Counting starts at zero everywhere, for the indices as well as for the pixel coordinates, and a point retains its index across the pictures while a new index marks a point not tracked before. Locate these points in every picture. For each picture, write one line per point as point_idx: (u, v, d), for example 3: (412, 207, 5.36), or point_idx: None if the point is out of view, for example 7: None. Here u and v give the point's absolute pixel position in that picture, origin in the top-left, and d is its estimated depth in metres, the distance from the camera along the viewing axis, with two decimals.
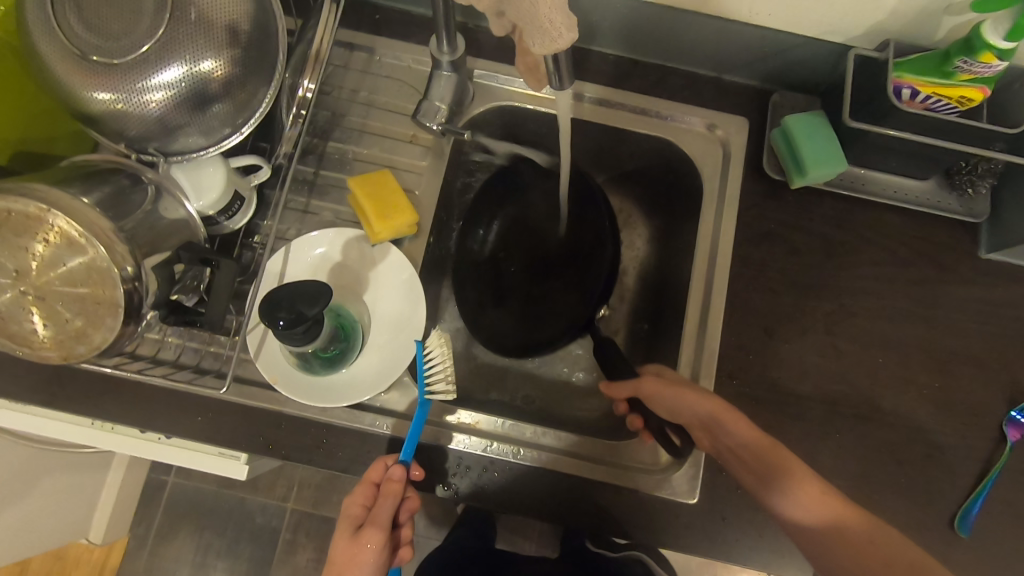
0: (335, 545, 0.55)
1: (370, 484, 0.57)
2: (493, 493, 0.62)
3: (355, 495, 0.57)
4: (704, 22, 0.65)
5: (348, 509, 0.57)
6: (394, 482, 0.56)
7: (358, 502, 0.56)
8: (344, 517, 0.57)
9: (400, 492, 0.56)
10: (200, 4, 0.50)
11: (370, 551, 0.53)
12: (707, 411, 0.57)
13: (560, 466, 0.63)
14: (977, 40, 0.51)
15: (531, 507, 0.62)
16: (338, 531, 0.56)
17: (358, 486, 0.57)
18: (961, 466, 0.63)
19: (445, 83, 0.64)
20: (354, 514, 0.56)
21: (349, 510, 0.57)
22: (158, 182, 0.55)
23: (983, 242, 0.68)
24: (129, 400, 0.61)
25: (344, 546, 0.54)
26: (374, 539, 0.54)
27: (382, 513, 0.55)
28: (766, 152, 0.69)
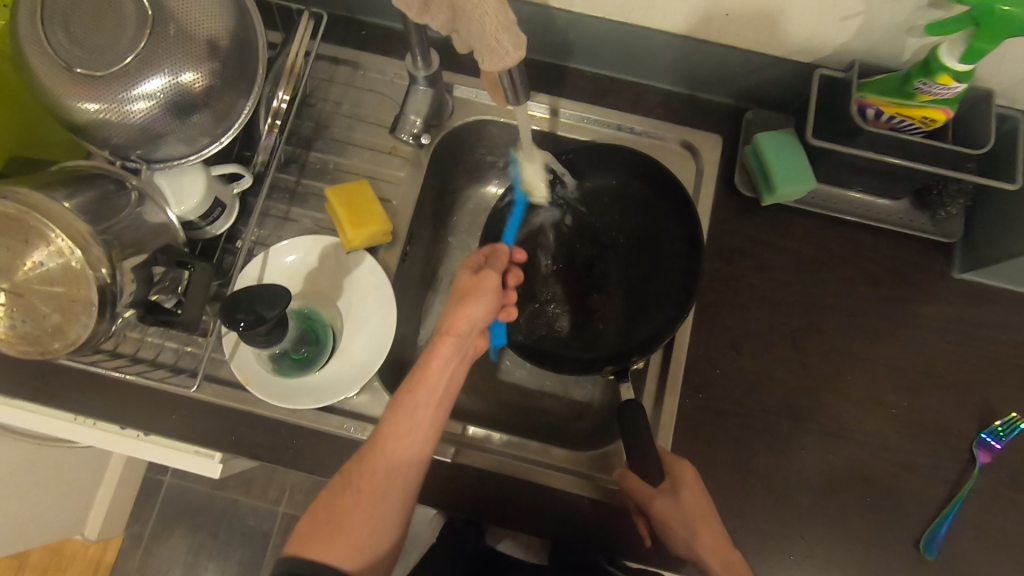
0: (474, 317, 0.55)
1: (466, 296, 0.56)
2: (456, 497, 0.63)
3: (457, 321, 0.55)
4: (674, 41, 0.66)
5: (458, 300, 0.56)
6: (499, 256, 0.60)
7: (454, 350, 0.54)
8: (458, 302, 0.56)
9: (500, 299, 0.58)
10: (181, 20, 0.53)
11: (456, 386, 0.54)
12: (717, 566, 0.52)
13: (523, 472, 0.64)
14: (935, 63, 0.52)
15: (493, 512, 0.63)
16: (421, 375, 0.53)
17: (463, 315, 0.55)
18: (930, 487, 0.62)
19: (421, 97, 0.66)
20: (453, 349, 0.54)
21: (460, 328, 0.55)
22: (141, 187, 0.58)
23: (957, 261, 0.68)
24: (110, 396, 0.63)
25: (431, 395, 0.53)
26: (510, 301, 0.62)
27: (498, 277, 0.57)
28: (739, 169, 0.70)
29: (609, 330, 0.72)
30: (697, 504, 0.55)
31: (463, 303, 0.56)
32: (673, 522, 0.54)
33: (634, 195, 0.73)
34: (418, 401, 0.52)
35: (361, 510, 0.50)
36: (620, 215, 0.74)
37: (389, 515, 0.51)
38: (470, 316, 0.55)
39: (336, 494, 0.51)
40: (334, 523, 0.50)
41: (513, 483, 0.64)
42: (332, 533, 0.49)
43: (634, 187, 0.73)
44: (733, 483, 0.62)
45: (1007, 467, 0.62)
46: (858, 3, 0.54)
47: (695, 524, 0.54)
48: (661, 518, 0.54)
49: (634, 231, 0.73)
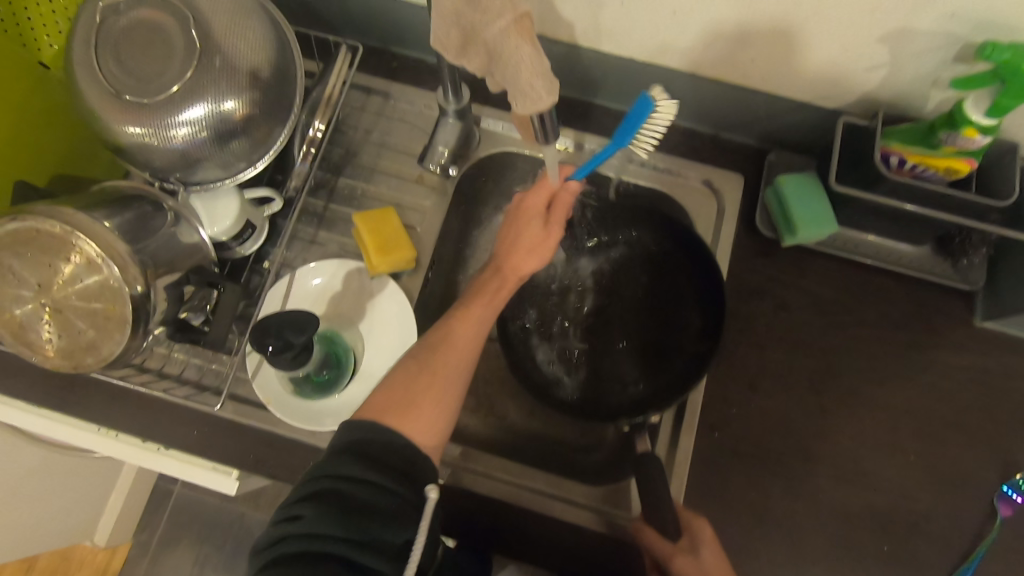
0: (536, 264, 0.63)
1: (535, 246, 0.62)
2: (467, 525, 0.64)
3: (530, 264, 0.62)
4: (699, 83, 0.67)
5: (527, 240, 0.62)
6: (565, 196, 0.63)
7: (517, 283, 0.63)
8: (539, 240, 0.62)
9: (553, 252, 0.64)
10: (226, 53, 0.55)
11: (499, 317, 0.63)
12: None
13: (534, 504, 0.64)
14: (960, 117, 0.53)
15: (503, 544, 0.63)
16: (487, 313, 0.60)
17: (537, 256, 0.62)
18: (948, 538, 0.61)
19: (450, 128, 0.68)
20: (514, 284, 0.63)
21: (525, 271, 0.63)
22: (178, 209, 0.60)
23: (979, 309, 0.68)
24: (134, 409, 0.64)
25: (489, 322, 0.60)
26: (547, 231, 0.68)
27: (564, 218, 0.64)
28: (759, 210, 0.70)
29: (631, 389, 0.71)
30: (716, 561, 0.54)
31: (527, 248, 0.62)
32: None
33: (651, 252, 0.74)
34: (480, 333, 0.59)
35: (434, 400, 0.53)
36: (642, 273, 0.74)
37: (454, 403, 0.55)
38: (536, 263, 0.63)
39: (413, 381, 0.54)
40: (410, 408, 0.52)
41: (523, 515, 0.64)
42: (409, 413, 0.51)
43: (653, 246, 0.73)
44: (747, 525, 0.62)
45: None
46: (884, 54, 0.55)
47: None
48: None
49: (651, 289, 0.74)
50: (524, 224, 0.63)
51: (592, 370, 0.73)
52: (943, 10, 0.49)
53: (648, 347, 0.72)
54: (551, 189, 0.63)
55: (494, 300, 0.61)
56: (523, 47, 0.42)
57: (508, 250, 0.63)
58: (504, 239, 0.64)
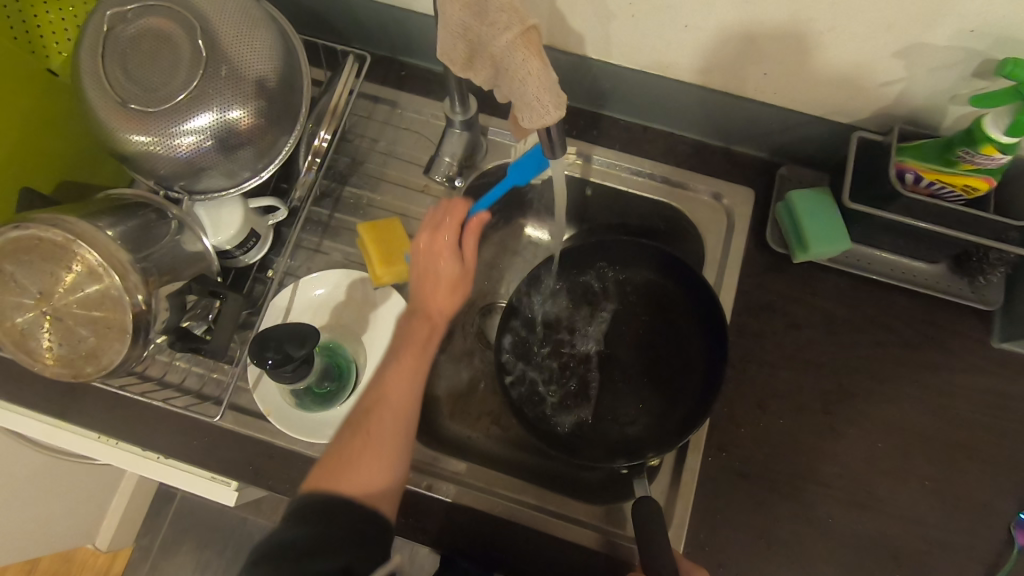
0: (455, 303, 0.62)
1: (455, 282, 0.62)
2: (466, 546, 0.62)
3: (445, 302, 0.61)
4: (710, 96, 0.66)
5: (439, 274, 0.61)
6: (473, 224, 0.61)
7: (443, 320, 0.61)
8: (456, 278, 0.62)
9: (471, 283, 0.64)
10: (233, 62, 0.55)
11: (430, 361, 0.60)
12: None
13: (535, 522, 0.63)
14: (979, 133, 0.51)
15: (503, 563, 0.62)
16: (411, 355, 0.59)
17: (445, 294, 0.61)
18: (963, 567, 0.59)
19: (456, 139, 0.67)
20: (438, 326, 0.61)
21: (446, 306, 0.61)
22: (182, 217, 0.59)
23: (996, 330, 0.66)
24: (135, 416, 0.64)
25: (417, 368, 0.58)
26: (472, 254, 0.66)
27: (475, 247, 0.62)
28: (770, 225, 0.69)
29: (626, 429, 0.70)
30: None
31: (439, 282, 0.61)
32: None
33: (657, 288, 0.74)
34: (409, 378, 0.57)
35: (371, 452, 0.53)
36: (643, 310, 0.75)
37: (399, 457, 0.54)
38: (448, 300, 0.62)
39: (345, 446, 0.53)
40: (344, 468, 0.52)
41: (524, 532, 0.62)
42: (343, 474, 0.51)
43: (657, 282, 0.74)
44: (754, 548, 0.60)
45: None
46: (900, 69, 0.54)
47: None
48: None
49: (649, 329, 0.74)
50: (435, 264, 0.61)
51: (588, 410, 0.72)
52: (963, 25, 0.48)
53: (647, 387, 0.72)
54: (456, 219, 0.61)
55: (420, 348, 0.59)
56: (530, 61, 0.41)
57: (426, 295, 0.61)
58: (421, 281, 0.62)
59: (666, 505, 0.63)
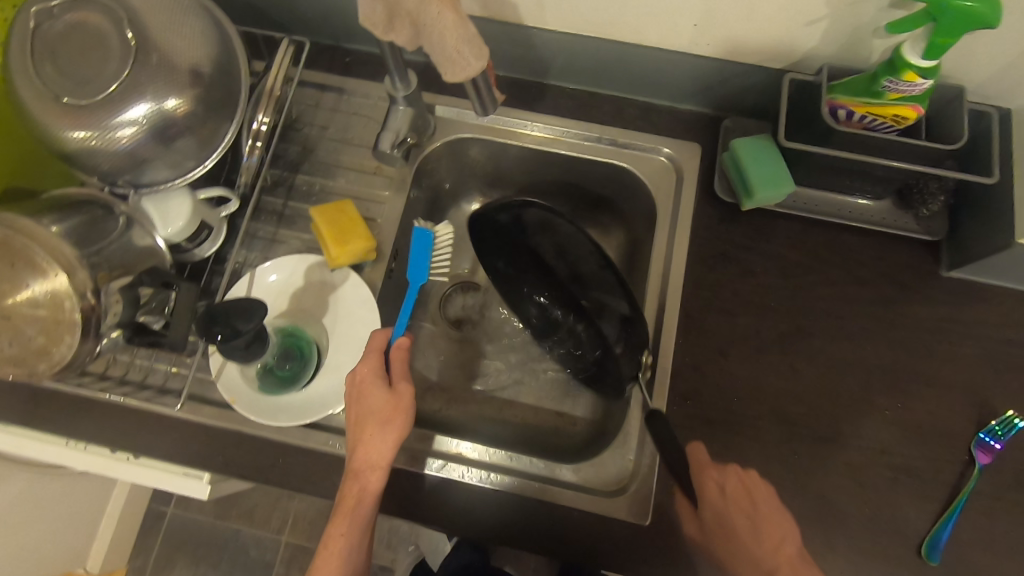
0: (384, 451, 0.55)
1: (385, 417, 0.56)
2: (449, 509, 0.62)
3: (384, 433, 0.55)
4: (646, 53, 0.67)
5: (369, 438, 0.55)
6: (399, 353, 0.61)
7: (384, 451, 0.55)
8: (375, 462, 0.55)
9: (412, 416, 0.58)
10: (164, 50, 0.55)
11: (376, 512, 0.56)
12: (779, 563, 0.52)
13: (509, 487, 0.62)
14: (899, 61, 0.53)
15: (480, 529, 0.61)
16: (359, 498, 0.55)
17: (381, 436, 0.55)
18: (929, 490, 0.60)
19: (400, 116, 0.67)
20: (374, 484, 0.55)
21: (376, 460, 0.55)
22: (130, 213, 0.60)
23: (943, 259, 0.67)
24: (99, 418, 0.63)
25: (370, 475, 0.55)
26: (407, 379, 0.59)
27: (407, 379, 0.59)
28: (718, 176, 0.70)
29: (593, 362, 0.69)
30: (738, 491, 0.56)
31: (370, 438, 0.55)
32: (741, 532, 0.54)
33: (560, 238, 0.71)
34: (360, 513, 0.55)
35: None
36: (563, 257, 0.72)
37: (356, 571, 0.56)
38: (381, 444, 0.55)
39: None
40: None
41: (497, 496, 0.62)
42: None
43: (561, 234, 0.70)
44: None
45: (1007, 468, 0.61)
46: (822, 6, 0.55)
47: (758, 514, 0.54)
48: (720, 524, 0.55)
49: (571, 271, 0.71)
50: (362, 398, 0.57)
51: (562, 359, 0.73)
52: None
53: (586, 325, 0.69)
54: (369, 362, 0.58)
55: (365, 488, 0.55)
56: (445, 15, 0.42)
57: (359, 478, 0.55)
58: (350, 420, 0.57)
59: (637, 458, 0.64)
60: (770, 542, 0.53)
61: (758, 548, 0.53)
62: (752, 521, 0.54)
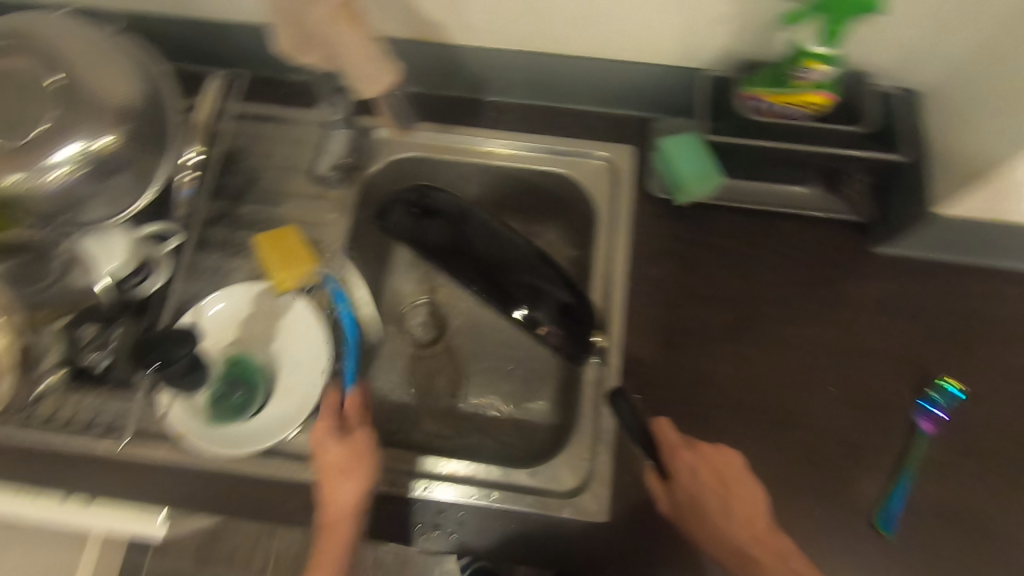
0: (348, 502, 0.56)
1: (347, 469, 0.57)
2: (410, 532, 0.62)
3: (344, 489, 0.56)
4: (572, 62, 0.70)
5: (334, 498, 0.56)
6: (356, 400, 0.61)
7: (347, 506, 0.56)
8: (342, 516, 0.56)
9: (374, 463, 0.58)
10: (93, 90, 0.56)
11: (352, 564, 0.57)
12: (747, 540, 0.55)
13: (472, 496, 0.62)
14: (802, 51, 0.56)
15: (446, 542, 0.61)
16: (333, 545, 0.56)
17: (342, 494, 0.56)
18: (879, 461, 0.62)
19: (339, 140, 0.71)
20: (345, 542, 0.56)
21: (344, 513, 0.56)
22: (72, 251, 0.60)
23: (874, 237, 0.69)
24: (45, 464, 0.61)
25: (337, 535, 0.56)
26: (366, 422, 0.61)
27: (365, 428, 0.60)
28: (652, 175, 0.72)
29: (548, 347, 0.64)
30: (712, 476, 0.57)
31: (335, 491, 0.56)
32: (710, 511, 0.56)
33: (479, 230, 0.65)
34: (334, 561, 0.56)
35: None
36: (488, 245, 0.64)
37: None
38: (342, 497, 0.56)
39: None
40: None
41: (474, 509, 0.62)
42: None
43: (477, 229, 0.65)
44: None
45: (951, 433, 0.62)
46: (726, 4, 0.58)
47: (729, 496, 0.57)
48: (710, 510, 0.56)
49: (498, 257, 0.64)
50: (320, 456, 0.58)
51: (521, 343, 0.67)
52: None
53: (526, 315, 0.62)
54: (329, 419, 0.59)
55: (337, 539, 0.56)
56: (352, 34, 0.43)
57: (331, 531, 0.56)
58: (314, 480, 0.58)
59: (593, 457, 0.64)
60: (739, 520, 0.56)
61: (727, 527, 0.56)
62: (724, 502, 0.57)
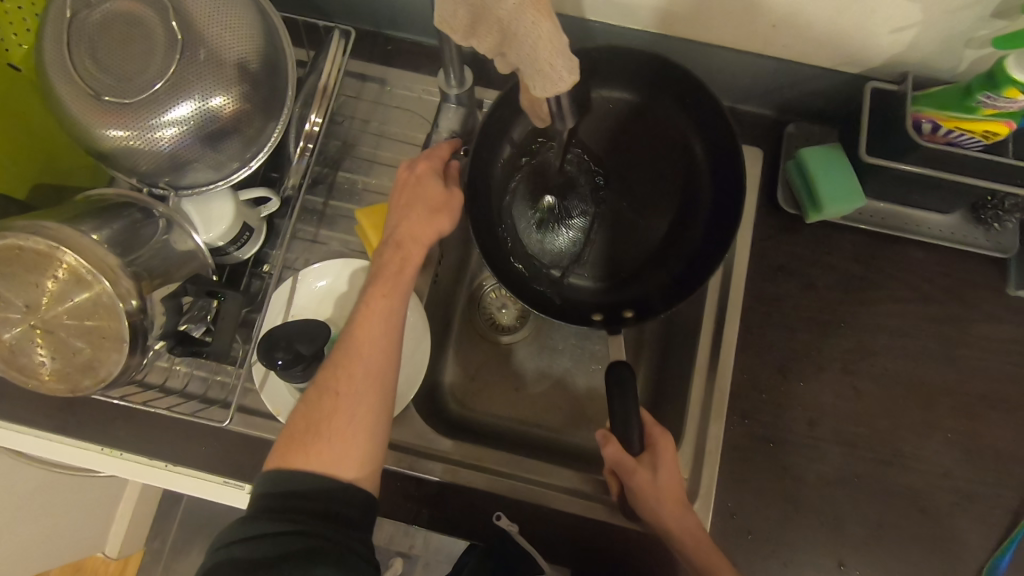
0: (349, 414, 0.49)
1: (370, 377, 0.51)
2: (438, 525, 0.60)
3: (358, 404, 0.50)
4: (715, 52, 0.63)
5: (343, 436, 0.48)
6: (419, 189, 0.57)
7: (363, 458, 0.48)
8: (355, 354, 0.51)
9: (363, 390, 0.50)
10: (209, 44, 0.51)
11: (359, 409, 0.50)
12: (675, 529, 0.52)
13: (547, 498, 0.61)
14: (1001, 75, 0.49)
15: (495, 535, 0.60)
16: (315, 443, 0.48)
17: (354, 432, 0.49)
18: (990, 516, 0.59)
19: (451, 115, 0.63)
20: (355, 382, 0.50)
21: (347, 418, 0.49)
22: (170, 215, 0.56)
23: (1012, 278, 0.64)
24: (136, 426, 0.62)
25: (381, 348, 0.52)
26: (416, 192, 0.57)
27: (384, 321, 0.53)
28: (781, 185, 0.67)
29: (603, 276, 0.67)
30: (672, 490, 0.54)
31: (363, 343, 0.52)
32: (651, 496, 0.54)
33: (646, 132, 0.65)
34: (286, 465, 0.47)
35: (339, 421, 0.49)
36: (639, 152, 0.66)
37: (377, 427, 0.50)
38: (353, 423, 0.49)
39: (319, 406, 0.50)
40: (326, 431, 0.49)
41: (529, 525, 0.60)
42: (329, 427, 0.49)
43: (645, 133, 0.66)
44: (781, 513, 0.59)
45: None
46: (917, 13, 0.51)
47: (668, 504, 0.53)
48: (636, 483, 0.53)
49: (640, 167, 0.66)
50: (369, 334, 0.52)
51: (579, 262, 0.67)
52: None
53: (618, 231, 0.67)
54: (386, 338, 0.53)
55: (407, 220, 0.56)
56: (540, 23, 0.37)
57: (401, 219, 0.57)
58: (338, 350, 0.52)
59: (692, 478, 0.61)
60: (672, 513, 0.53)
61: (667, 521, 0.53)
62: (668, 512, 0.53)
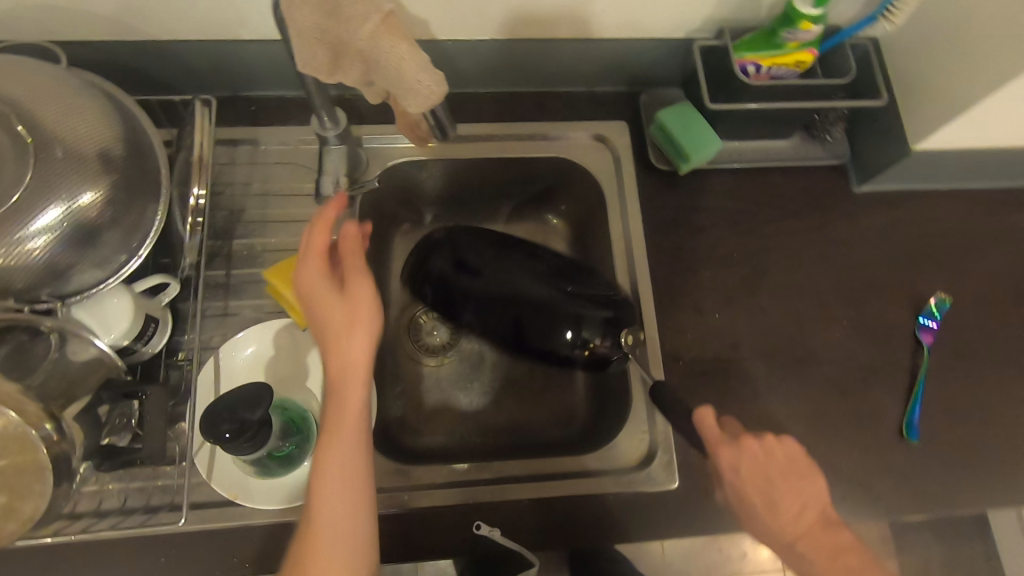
0: (333, 519, 0.48)
1: (345, 471, 0.49)
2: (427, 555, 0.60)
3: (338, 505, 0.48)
4: (560, 46, 0.69)
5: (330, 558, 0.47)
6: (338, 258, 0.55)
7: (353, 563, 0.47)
8: (327, 450, 0.50)
9: (344, 488, 0.49)
10: (64, 141, 0.49)
11: (348, 511, 0.48)
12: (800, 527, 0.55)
13: (527, 493, 0.62)
14: (793, 13, 0.58)
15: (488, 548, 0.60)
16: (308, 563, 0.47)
17: (343, 534, 0.48)
18: (895, 380, 0.68)
19: (336, 155, 0.64)
20: (331, 483, 0.49)
21: (334, 521, 0.48)
22: (60, 327, 0.51)
23: (853, 177, 0.75)
24: (78, 562, 0.57)
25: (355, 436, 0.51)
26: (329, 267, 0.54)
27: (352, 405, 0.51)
28: (650, 147, 0.74)
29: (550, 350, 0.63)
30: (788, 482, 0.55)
31: (332, 434, 0.50)
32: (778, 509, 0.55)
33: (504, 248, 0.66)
34: None
35: (323, 532, 0.47)
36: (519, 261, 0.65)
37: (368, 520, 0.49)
38: (339, 524, 0.48)
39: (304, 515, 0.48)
40: (314, 552, 0.47)
41: (510, 522, 0.61)
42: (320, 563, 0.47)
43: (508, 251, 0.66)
44: None
45: (949, 344, 0.69)
46: None
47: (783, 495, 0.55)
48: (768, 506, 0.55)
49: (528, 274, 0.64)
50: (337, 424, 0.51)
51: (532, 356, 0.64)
52: None
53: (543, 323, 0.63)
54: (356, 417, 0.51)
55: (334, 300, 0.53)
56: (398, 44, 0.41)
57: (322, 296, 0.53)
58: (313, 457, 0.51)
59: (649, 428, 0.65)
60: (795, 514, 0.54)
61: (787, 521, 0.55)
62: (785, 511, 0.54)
